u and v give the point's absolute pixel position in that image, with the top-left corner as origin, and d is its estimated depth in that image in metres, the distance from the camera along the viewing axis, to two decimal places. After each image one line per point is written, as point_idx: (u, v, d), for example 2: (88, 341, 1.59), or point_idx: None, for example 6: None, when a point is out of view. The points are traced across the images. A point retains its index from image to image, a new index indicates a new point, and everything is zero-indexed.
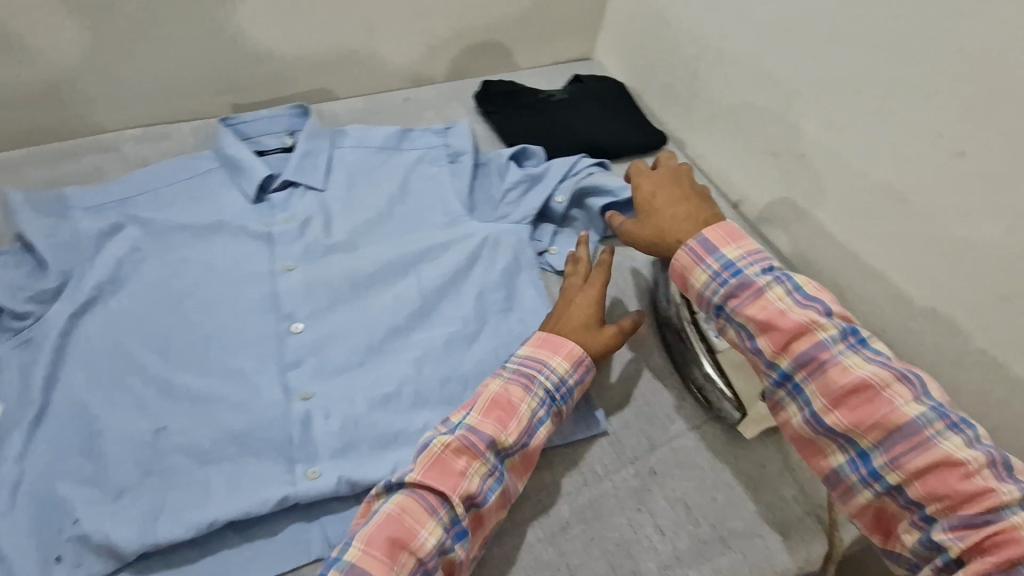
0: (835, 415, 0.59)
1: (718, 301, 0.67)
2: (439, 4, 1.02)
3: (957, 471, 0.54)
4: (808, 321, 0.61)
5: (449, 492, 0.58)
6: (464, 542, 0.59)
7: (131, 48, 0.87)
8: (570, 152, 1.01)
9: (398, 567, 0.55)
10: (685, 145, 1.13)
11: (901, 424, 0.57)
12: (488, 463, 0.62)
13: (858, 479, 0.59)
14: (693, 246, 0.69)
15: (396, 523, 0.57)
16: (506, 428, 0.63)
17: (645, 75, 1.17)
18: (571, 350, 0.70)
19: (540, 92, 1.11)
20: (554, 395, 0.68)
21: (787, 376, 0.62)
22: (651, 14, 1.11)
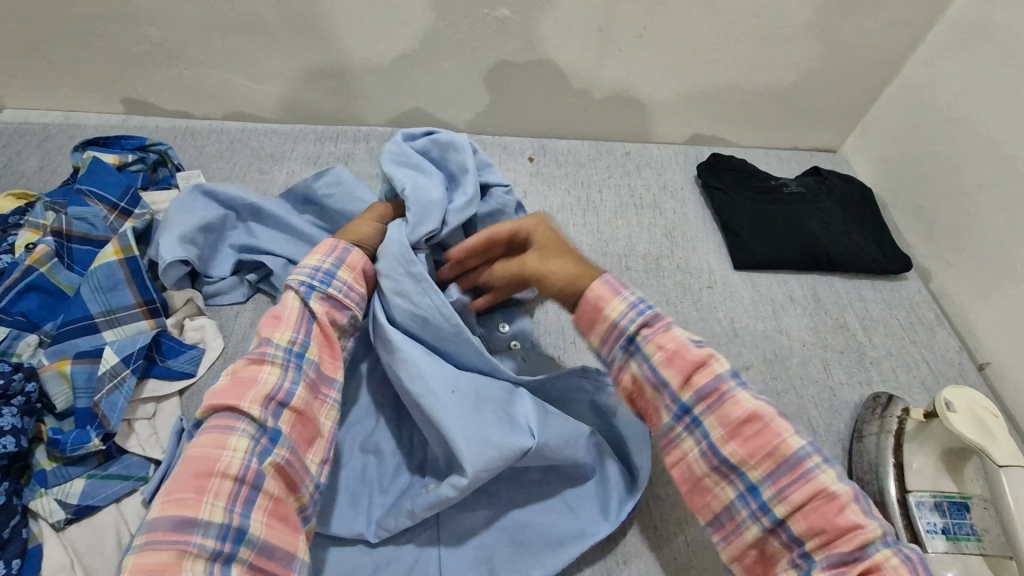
0: (730, 446, 0.52)
1: (630, 332, 0.56)
2: (695, 68, 1.00)
3: (834, 506, 0.48)
4: (708, 354, 0.54)
5: (236, 402, 0.50)
6: (283, 444, 0.51)
7: (410, 61, 0.97)
8: (789, 251, 0.92)
9: (206, 494, 0.46)
10: (930, 277, 0.97)
11: (793, 460, 0.50)
12: (278, 360, 0.54)
13: (746, 514, 0.52)
14: (608, 278, 0.59)
15: (189, 463, 0.48)
16: (280, 326, 0.57)
17: (900, 185, 1.03)
18: (327, 242, 0.64)
19: (772, 177, 1.02)
20: (314, 281, 0.61)
21: (686, 410, 0.54)
22: (931, 125, 0.97)
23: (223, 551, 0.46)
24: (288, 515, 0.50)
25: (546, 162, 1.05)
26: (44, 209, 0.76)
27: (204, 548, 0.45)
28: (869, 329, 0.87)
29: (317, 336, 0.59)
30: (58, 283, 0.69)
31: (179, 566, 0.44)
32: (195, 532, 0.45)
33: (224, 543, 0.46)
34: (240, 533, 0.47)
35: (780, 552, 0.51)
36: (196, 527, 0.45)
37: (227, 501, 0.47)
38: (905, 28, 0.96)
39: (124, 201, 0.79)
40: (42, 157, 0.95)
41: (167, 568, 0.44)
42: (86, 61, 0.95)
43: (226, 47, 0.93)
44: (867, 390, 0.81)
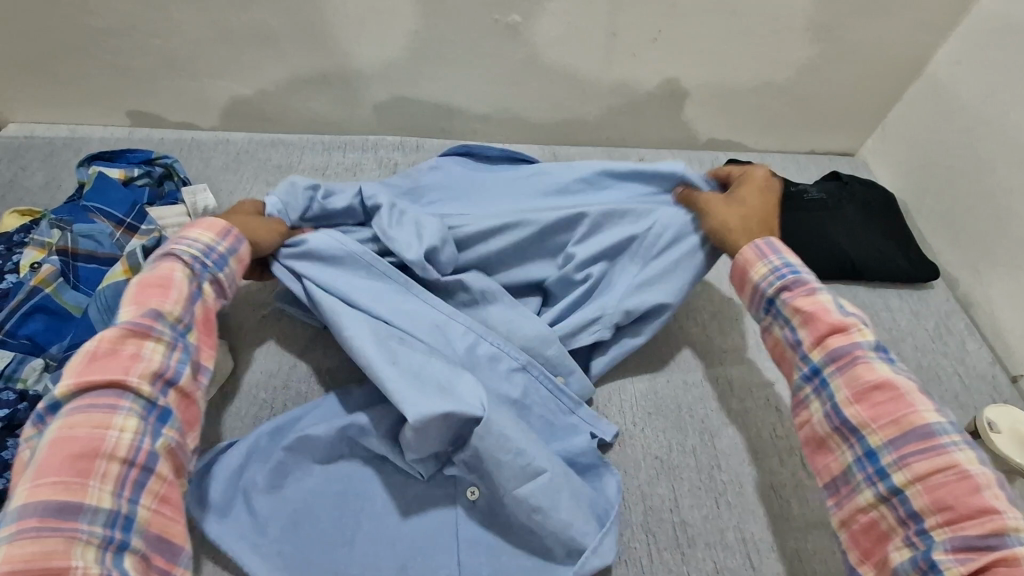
0: (855, 408, 0.55)
1: (771, 293, 0.63)
2: (712, 72, 0.98)
3: (967, 484, 0.50)
4: (849, 322, 0.58)
5: (122, 377, 0.51)
6: (171, 424, 0.53)
7: (420, 70, 0.95)
8: (813, 259, 0.90)
9: (97, 479, 0.47)
10: (957, 285, 0.94)
11: (924, 433, 0.53)
12: (143, 399, 0.52)
13: (862, 478, 0.55)
14: (759, 242, 0.66)
15: (65, 444, 0.47)
16: (167, 298, 0.57)
17: (924, 189, 1.00)
18: (220, 225, 0.64)
19: (792, 183, 1.00)
20: (206, 261, 0.62)
21: (817, 369, 0.58)
22: (955, 128, 0.95)
23: (115, 539, 0.47)
24: (173, 497, 0.52)
25: None
26: (49, 227, 0.73)
27: (95, 534, 0.46)
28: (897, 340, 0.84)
29: (199, 316, 0.60)
30: (64, 302, 0.67)
31: (65, 556, 0.44)
32: (80, 519, 0.46)
33: (111, 531, 0.47)
34: (128, 521, 0.48)
35: (892, 530, 0.53)
36: (80, 512, 0.46)
37: (116, 484, 0.48)
38: (928, 28, 0.94)
39: (130, 216, 0.77)
40: (48, 172, 0.94)
41: (57, 555, 0.44)
42: (91, 74, 0.93)
43: (232, 57, 0.92)
44: None
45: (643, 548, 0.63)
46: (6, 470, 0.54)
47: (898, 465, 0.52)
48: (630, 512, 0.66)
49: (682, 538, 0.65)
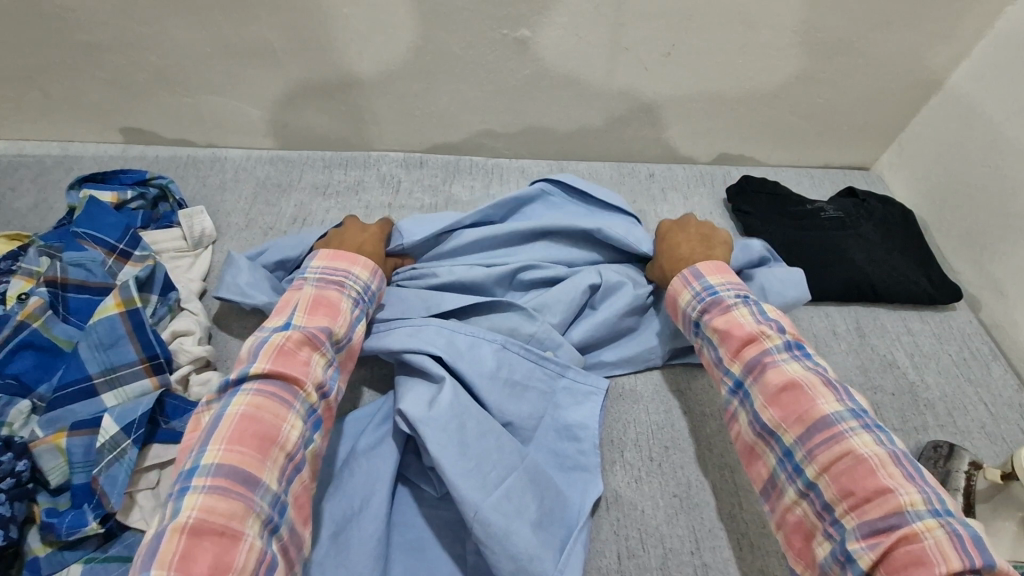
0: (768, 412, 0.57)
1: (696, 316, 0.67)
2: (724, 87, 0.95)
3: (865, 468, 0.50)
4: (759, 330, 0.61)
5: (302, 378, 0.54)
6: (318, 433, 0.56)
7: (424, 85, 0.92)
8: (831, 281, 0.87)
9: (273, 461, 0.50)
10: (979, 306, 0.91)
11: (826, 423, 0.54)
12: (304, 408, 0.54)
13: (784, 477, 0.56)
14: (685, 272, 0.71)
15: (254, 420, 0.50)
16: (335, 321, 0.61)
17: (944, 206, 0.97)
18: (371, 265, 0.69)
19: (807, 200, 0.97)
20: (365, 295, 0.67)
21: (738, 383, 0.61)
22: (977, 144, 0.92)
23: (273, 521, 0.48)
24: (305, 505, 0.53)
25: None
26: (37, 254, 0.70)
27: (262, 511, 0.47)
28: (919, 367, 0.81)
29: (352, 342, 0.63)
30: (53, 337, 0.64)
31: (241, 521, 0.46)
32: (256, 492, 0.48)
33: (274, 513, 0.48)
34: (282, 507, 0.50)
35: (816, 526, 0.53)
36: (258, 485, 0.48)
37: (280, 472, 0.50)
38: (950, 42, 0.91)
39: (124, 242, 0.74)
40: (37, 193, 0.90)
41: (233, 520, 0.46)
42: (82, 91, 0.90)
43: (228, 72, 0.88)
44: (925, 436, 0.75)
45: None
46: None
47: (806, 460, 0.53)
48: (647, 555, 0.63)
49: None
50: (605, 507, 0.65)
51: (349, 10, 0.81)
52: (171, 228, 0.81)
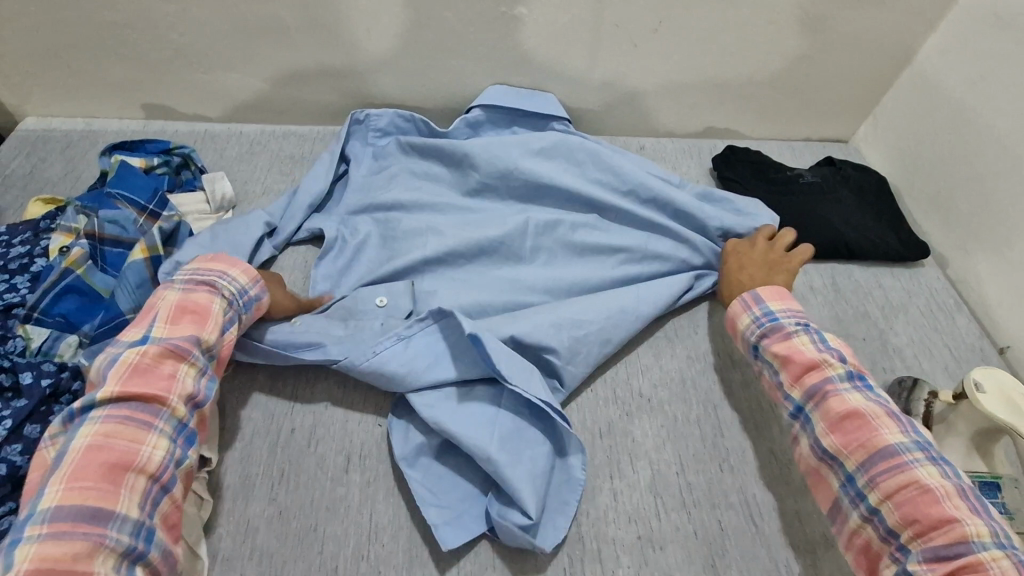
0: (831, 438, 0.62)
1: (753, 340, 0.72)
2: (709, 62, 1.01)
3: (928, 496, 0.56)
4: (821, 358, 0.66)
5: (161, 394, 0.56)
6: (194, 447, 0.58)
7: (426, 61, 0.98)
8: (809, 240, 0.94)
9: (127, 489, 0.52)
10: (947, 265, 0.98)
11: (890, 453, 0.59)
12: (165, 432, 0.56)
13: (848, 500, 0.61)
14: (744, 295, 0.75)
15: (100, 451, 0.52)
16: (203, 328, 0.61)
17: (914, 173, 1.04)
18: (250, 269, 0.68)
19: (787, 168, 1.03)
20: (240, 300, 0.66)
21: (800, 407, 0.66)
22: (944, 114, 0.99)
23: (134, 550, 0.51)
24: (177, 523, 0.56)
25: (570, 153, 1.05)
26: (75, 213, 0.76)
27: (120, 543, 0.50)
28: (888, 317, 0.88)
29: (227, 344, 0.64)
30: (93, 284, 0.70)
31: (88, 559, 0.48)
32: (109, 526, 0.50)
33: (136, 541, 0.51)
34: (148, 533, 0.52)
35: (883, 548, 0.59)
36: (111, 519, 0.50)
37: (141, 498, 0.52)
38: (919, 17, 0.97)
39: (152, 204, 0.79)
40: (65, 163, 0.96)
41: (82, 556, 0.48)
42: (107, 68, 0.96)
43: (244, 50, 0.95)
44: (893, 376, 0.81)
45: (652, 509, 0.67)
46: (54, 434, 0.55)
47: (869, 486, 0.58)
48: (637, 475, 0.69)
49: (685, 493, 0.68)
50: (599, 436, 0.72)
51: None
52: (194, 192, 0.87)
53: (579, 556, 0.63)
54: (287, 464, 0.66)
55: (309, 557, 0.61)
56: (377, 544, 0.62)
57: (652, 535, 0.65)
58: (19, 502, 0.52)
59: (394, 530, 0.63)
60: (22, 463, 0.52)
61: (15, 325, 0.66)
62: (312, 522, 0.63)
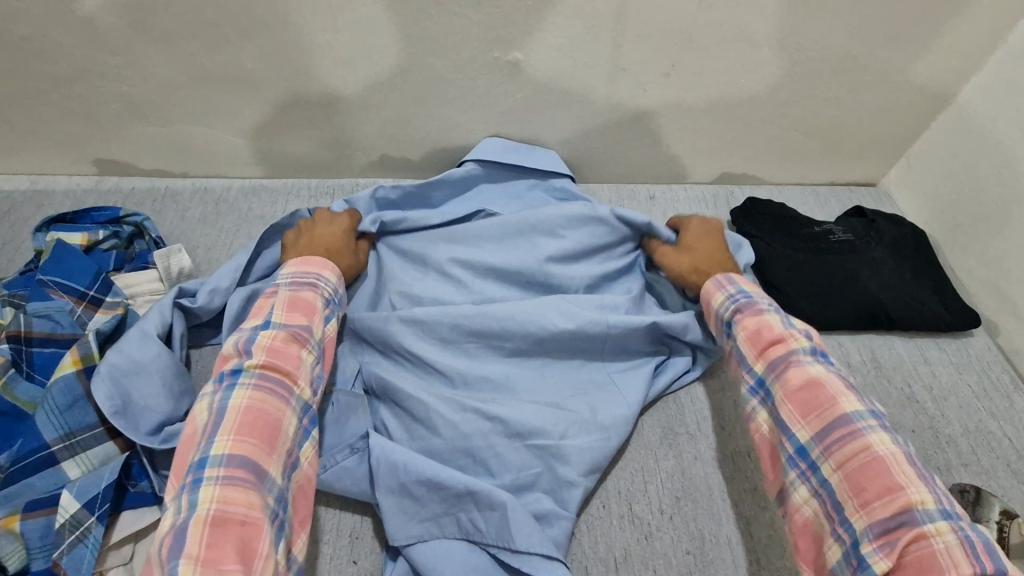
0: (787, 407, 0.57)
1: (726, 316, 0.67)
2: (727, 106, 0.91)
3: (879, 465, 0.51)
4: (787, 334, 0.61)
5: (292, 372, 0.56)
6: (313, 429, 0.58)
7: (411, 111, 0.87)
8: (843, 310, 0.83)
9: (278, 453, 0.52)
10: (997, 332, 0.88)
11: (845, 421, 0.54)
12: (296, 410, 0.55)
13: (795, 476, 0.56)
14: (718, 277, 0.72)
15: (253, 413, 0.51)
16: (313, 320, 0.61)
17: (956, 226, 0.94)
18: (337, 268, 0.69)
19: (814, 222, 0.93)
20: (335, 302, 0.67)
21: (761, 381, 0.61)
22: (988, 163, 0.88)
23: (277, 514, 0.50)
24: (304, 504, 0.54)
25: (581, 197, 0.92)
26: (1, 305, 0.66)
27: (270, 503, 0.49)
28: (938, 402, 0.78)
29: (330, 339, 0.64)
30: (15, 399, 0.60)
31: (253, 507, 0.47)
32: (263, 482, 0.49)
33: (280, 505, 0.50)
34: (284, 503, 0.51)
35: (824, 529, 0.53)
36: (268, 477, 0.50)
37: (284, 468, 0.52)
38: (960, 57, 0.87)
39: (93, 289, 0.69)
40: (8, 230, 0.86)
41: (251, 509, 0.47)
42: (52, 123, 0.85)
43: (206, 101, 0.84)
44: (948, 480, 0.71)
45: None
46: None
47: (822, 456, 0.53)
48: None
49: None
50: (615, 568, 0.61)
51: (330, 35, 0.77)
52: (147, 269, 0.76)
53: None
54: None
55: None
56: None
57: None
58: None
59: None
60: None
61: None
62: None
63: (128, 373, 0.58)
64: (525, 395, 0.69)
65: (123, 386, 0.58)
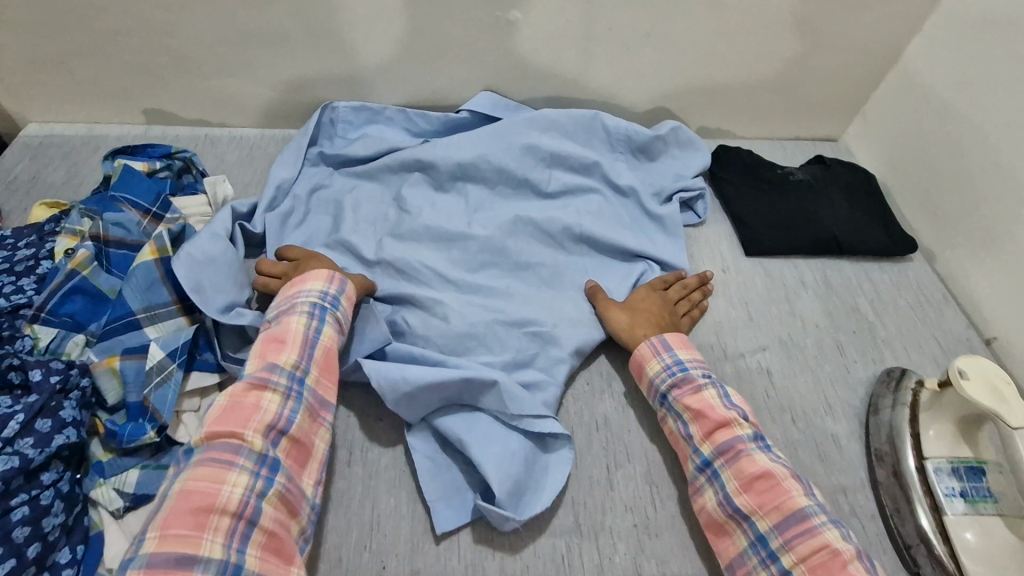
0: (743, 497, 0.62)
1: (663, 389, 0.71)
2: (700, 64, 1.03)
3: (838, 560, 0.56)
4: (731, 416, 0.67)
5: (242, 428, 0.56)
6: (282, 472, 0.57)
7: (423, 66, 1.00)
8: (799, 236, 0.95)
9: (211, 530, 0.51)
10: (934, 260, 1.00)
11: (801, 516, 0.59)
12: (246, 470, 0.55)
13: (757, 560, 0.60)
14: (653, 341, 0.75)
15: (191, 495, 0.52)
16: (284, 351, 0.63)
17: (902, 170, 1.06)
18: (325, 272, 0.71)
19: (778, 167, 1.05)
20: (325, 303, 0.68)
21: (708, 462, 0.65)
22: (927, 113, 1.01)
23: None
24: (282, 548, 0.54)
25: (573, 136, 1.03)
26: (80, 216, 0.78)
27: None
28: (878, 312, 0.90)
29: (319, 359, 0.65)
30: (99, 285, 0.71)
31: None
32: (197, 568, 0.49)
33: None
34: (236, 568, 0.51)
35: None
36: (196, 563, 0.50)
37: (226, 537, 0.52)
38: (902, 19, 1.00)
39: (155, 206, 0.81)
40: (69, 167, 0.97)
41: None
42: (110, 74, 0.97)
43: (243, 56, 0.96)
44: (881, 369, 0.83)
45: (648, 499, 0.68)
46: (65, 428, 0.55)
47: (784, 549, 0.58)
48: (633, 466, 0.70)
49: (679, 482, 0.70)
50: (596, 428, 0.73)
51: None
52: (196, 195, 0.88)
53: (576, 544, 0.64)
54: None
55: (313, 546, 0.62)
56: (379, 534, 0.63)
57: (648, 523, 0.66)
58: (32, 492, 0.52)
59: (397, 520, 0.64)
60: (36, 455, 0.52)
61: (23, 325, 0.67)
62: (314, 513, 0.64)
63: (200, 263, 0.71)
64: (524, 295, 0.82)
65: (196, 272, 0.70)
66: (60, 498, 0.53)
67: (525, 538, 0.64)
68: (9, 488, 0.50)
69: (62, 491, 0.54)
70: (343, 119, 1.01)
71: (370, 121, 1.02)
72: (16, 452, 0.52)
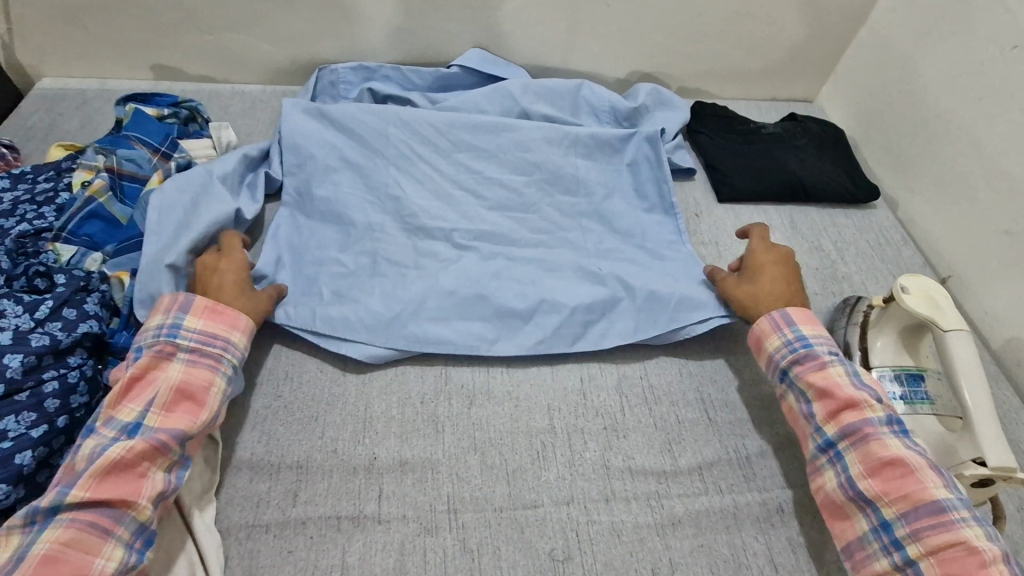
0: (869, 482, 0.61)
1: (786, 364, 0.69)
2: (679, 23, 1.09)
3: (975, 558, 0.55)
4: (860, 397, 0.65)
5: (135, 497, 0.54)
6: (152, 545, 0.56)
7: (415, 24, 1.05)
8: (769, 182, 1.01)
9: None
10: (897, 207, 1.06)
11: (934, 508, 0.58)
12: (123, 541, 0.53)
13: (878, 546, 0.59)
14: (774, 315, 0.73)
15: (61, 559, 0.50)
16: (197, 414, 0.60)
17: (869, 126, 1.12)
18: (244, 328, 0.67)
19: (751, 121, 1.11)
20: (236, 372, 0.66)
21: (833, 443, 0.64)
22: (892, 69, 1.07)
23: None
24: None
25: (570, 101, 1.06)
26: (94, 153, 0.83)
27: None
28: (841, 251, 0.96)
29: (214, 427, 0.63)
30: (114, 212, 0.77)
31: None
32: None
33: None
34: None
35: None
36: None
37: None
38: None
39: (164, 146, 0.87)
40: (82, 117, 1.03)
41: None
42: (119, 29, 1.03)
43: (244, 12, 1.01)
44: (839, 300, 0.89)
45: (618, 406, 0.74)
46: (88, 318, 0.63)
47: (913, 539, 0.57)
48: (605, 378, 0.77)
49: (647, 393, 0.76)
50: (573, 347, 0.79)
51: None
52: (201, 139, 0.94)
53: (550, 442, 0.70)
54: (292, 366, 0.74)
55: (311, 440, 0.68)
56: (371, 430, 0.69)
57: (617, 426, 0.72)
58: (60, 370, 0.59)
59: (387, 420, 0.70)
60: (64, 337, 0.60)
61: (46, 244, 0.72)
62: (313, 413, 0.70)
63: (167, 206, 0.74)
64: (535, 236, 0.88)
65: (162, 219, 0.73)
66: (85, 379, 0.60)
67: (502, 435, 0.70)
68: (41, 363, 0.58)
69: (87, 374, 0.61)
70: (343, 79, 1.07)
71: (367, 79, 1.08)
72: (47, 333, 0.59)
